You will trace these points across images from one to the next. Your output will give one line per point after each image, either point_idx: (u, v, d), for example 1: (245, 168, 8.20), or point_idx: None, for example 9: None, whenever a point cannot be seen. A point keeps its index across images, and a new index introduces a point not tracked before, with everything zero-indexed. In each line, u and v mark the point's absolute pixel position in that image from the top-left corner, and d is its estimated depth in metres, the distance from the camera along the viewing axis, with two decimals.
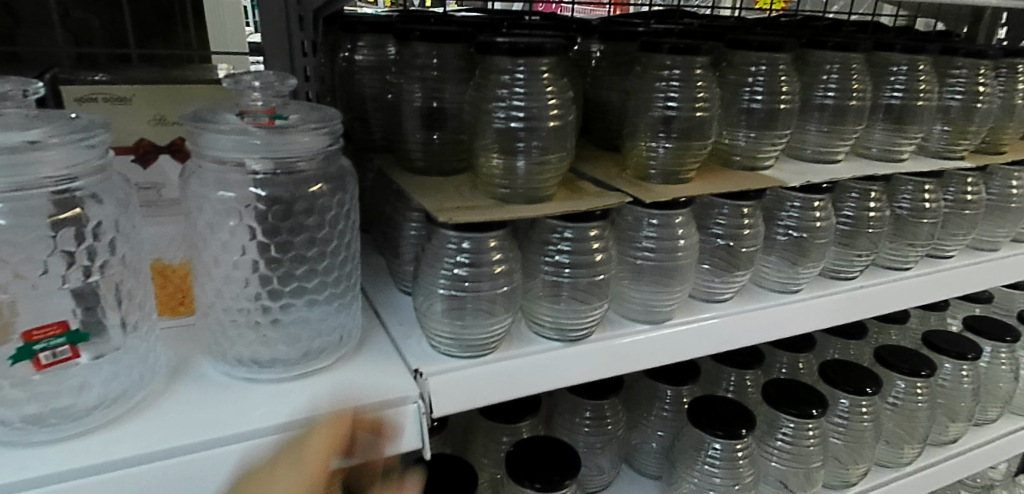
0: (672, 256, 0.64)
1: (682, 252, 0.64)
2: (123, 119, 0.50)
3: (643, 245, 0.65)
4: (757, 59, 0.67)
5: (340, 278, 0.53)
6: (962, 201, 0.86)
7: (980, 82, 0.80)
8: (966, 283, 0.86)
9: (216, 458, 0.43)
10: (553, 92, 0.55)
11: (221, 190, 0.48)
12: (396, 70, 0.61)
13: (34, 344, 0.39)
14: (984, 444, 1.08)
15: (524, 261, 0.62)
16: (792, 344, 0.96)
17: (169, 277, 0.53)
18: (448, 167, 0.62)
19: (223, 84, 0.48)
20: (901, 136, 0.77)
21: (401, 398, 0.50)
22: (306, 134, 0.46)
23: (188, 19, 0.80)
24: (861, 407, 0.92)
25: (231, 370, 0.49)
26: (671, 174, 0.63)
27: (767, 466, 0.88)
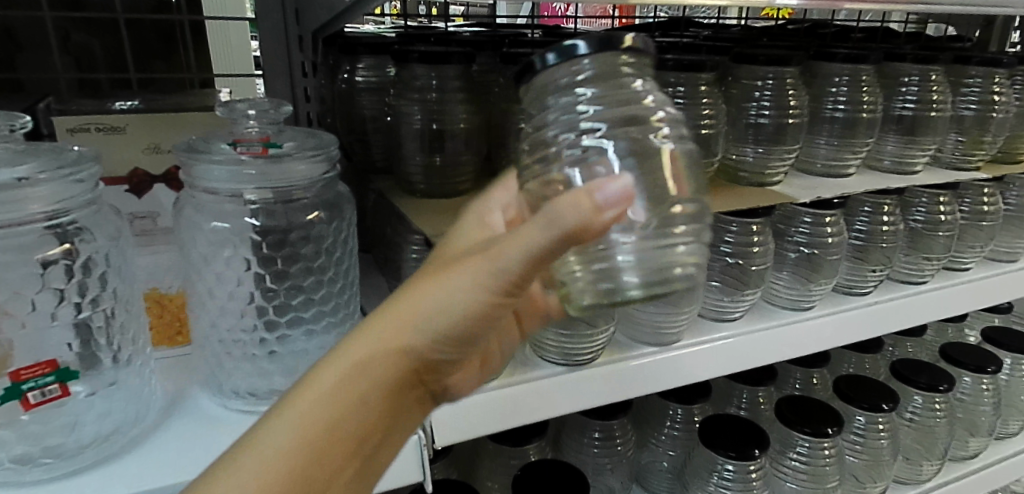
0: None
1: None
2: (116, 149, 0.49)
3: None
4: (764, 73, 0.66)
5: (337, 306, 0.53)
6: (979, 212, 0.84)
7: (996, 90, 0.78)
8: (983, 296, 0.84)
9: None
10: None
11: (215, 221, 0.47)
12: (395, 92, 0.60)
13: (21, 383, 0.38)
14: (1006, 459, 1.06)
15: None
16: (805, 359, 0.94)
17: (165, 306, 0.52)
18: (449, 189, 0.61)
19: (218, 112, 0.47)
20: (915, 148, 0.75)
21: None
22: (302, 163, 0.45)
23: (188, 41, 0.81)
24: (877, 424, 0.89)
25: (228, 402, 0.48)
26: None
27: (781, 485, 0.86)
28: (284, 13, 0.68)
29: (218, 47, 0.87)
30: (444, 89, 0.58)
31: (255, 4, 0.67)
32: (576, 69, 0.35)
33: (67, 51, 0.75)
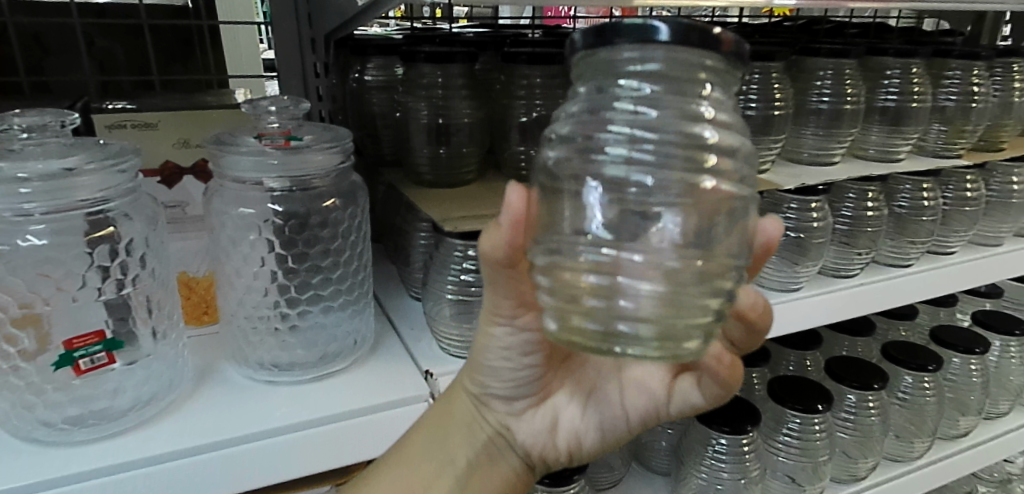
0: None
1: None
2: (150, 144, 0.54)
3: None
4: (750, 68, 0.70)
5: (352, 285, 0.58)
6: (963, 198, 0.88)
7: (975, 82, 0.81)
8: (966, 278, 0.88)
9: (242, 453, 0.47)
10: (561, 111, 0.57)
11: (241, 207, 0.52)
12: (403, 89, 0.64)
13: (74, 351, 0.43)
14: (995, 438, 1.11)
15: None
16: (799, 343, 0.98)
17: (194, 288, 0.57)
18: (455, 179, 0.65)
19: (242, 108, 0.51)
20: (898, 137, 0.78)
21: (413, 397, 0.53)
22: (319, 153, 0.50)
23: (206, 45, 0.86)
24: (868, 402, 0.95)
25: (254, 373, 0.53)
26: None
27: (774, 460, 0.91)
28: (297, 17, 0.72)
29: (232, 49, 0.92)
30: (449, 86, 0.63)
31: (270, 9, 0.71)
32: (638, 61, 0.26)
33: (93, 55, 0.80)
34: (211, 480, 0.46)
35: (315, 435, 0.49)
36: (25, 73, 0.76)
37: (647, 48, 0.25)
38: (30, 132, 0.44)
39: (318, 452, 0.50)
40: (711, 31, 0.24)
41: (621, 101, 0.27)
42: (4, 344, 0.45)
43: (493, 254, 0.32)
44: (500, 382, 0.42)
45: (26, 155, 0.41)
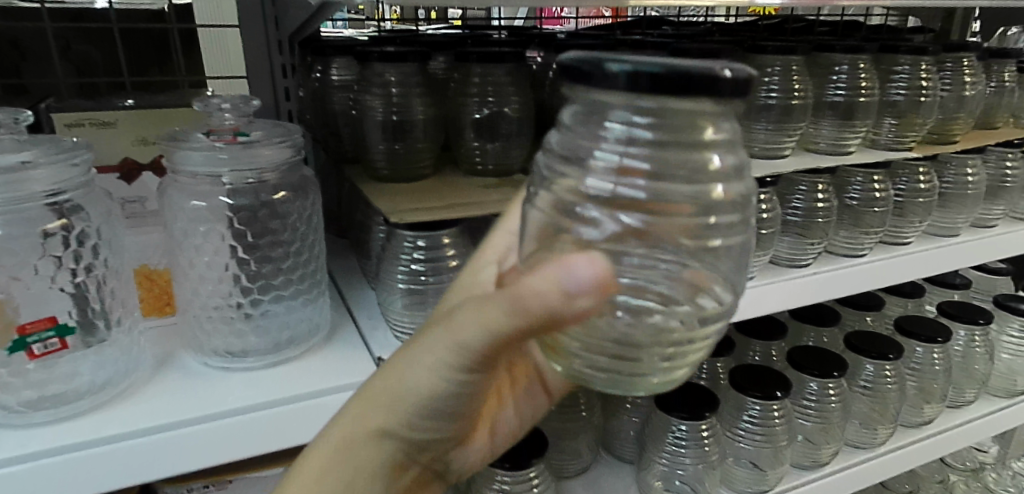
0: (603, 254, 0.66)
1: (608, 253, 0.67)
2: (109, 142, 0.56)
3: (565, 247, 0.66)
4: (698, 66, 0.71)
5: (303, 275, 0.61)
6: (916, 189, 0.90)
7: (923, 77, 0.84)
8: (921, 267, 0.90)
9: (194, 433, 0.49)
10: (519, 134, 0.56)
11: (193, 200, 0.54)
12: (359, 88, 0.66)
13: (27, 336, 0.46)
14: (959, 425, 1.14)
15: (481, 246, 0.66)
16: (764, 333, 1.04)
17: (155, 279, 0.60)
18: (410, 175, 0.67)
19: (192, 106, 0.53)
20: (848, 131, 0.81)
21: (362, 380, 0.56)
22: (269, 148, 0.52)
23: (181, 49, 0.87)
24: (829, 389, 0.98)
25: (208, 359, 0.55)
26: None
27: (736, 447, 0.94)
28: (263, 20, 0.74)
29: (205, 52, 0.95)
30: (403, 84, 0.65)
31: (236, 12, 0.73)
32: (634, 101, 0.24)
33: (68, 58, 0.82)
34: (162, 456, 0.48)
35: (266, 416, 0.52)
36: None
37: (664, 101, 0.22)
38: None
39: (271, 432, 0.52)
40: (722, 77, 0.22)
41: (610, 131, 0.25)
42: None
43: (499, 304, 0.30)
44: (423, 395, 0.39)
45: None
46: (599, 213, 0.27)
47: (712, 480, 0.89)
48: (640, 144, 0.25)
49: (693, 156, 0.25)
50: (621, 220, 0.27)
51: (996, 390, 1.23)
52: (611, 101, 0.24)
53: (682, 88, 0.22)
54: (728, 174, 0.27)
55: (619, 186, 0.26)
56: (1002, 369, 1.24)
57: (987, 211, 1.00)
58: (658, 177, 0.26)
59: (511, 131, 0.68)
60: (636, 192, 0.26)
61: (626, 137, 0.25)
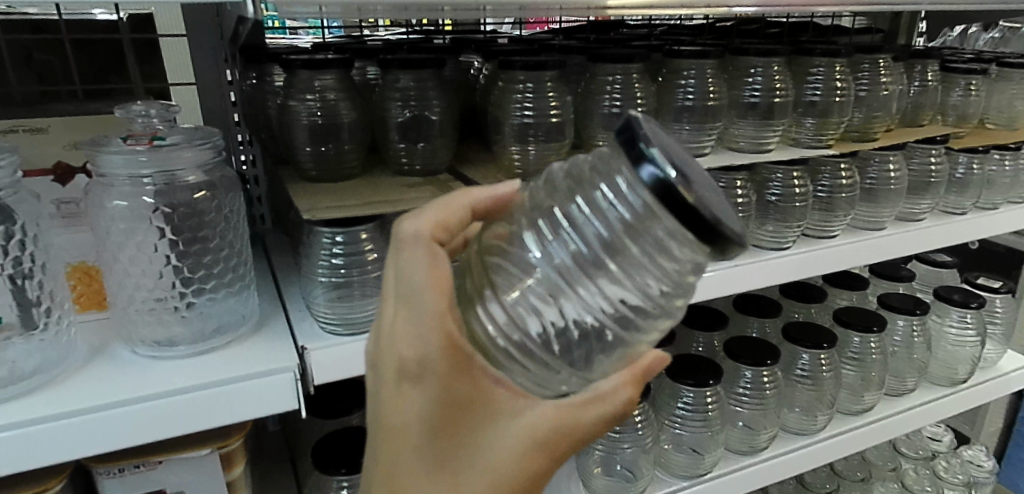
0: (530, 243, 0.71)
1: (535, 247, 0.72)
2: (41, 146, 0.61)
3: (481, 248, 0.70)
4: (612, 70, 0.76)
5: (230, 269, 0.65)
6: (838, 186, 0.95)
7: (837, 78, 0.88)
8: (843, 260, 0.94)
9: (114, 417, 0.53)
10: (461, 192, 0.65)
11: (117, 199, 0.57)
12: (286, 94, 0.70)
13: None
14: (898, 412, 1.19)
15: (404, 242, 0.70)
16: (707, 324, 1.09)
17: (86, 277, 0.63)
18: (336, 177, 0.71)
19: (115, 113, 0.57)
20: (764, 130, 0.85)
21: (280, 368, 0.60)
22: (188, 150, 0.56)
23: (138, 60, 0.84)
24: (763, 377, 1.04)
25: (137, 349, 0.59)
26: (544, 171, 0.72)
27: (671, 433, 1.00)
28: (211, 28, 0.79)
29: None
30: (327, 91, 0.69)
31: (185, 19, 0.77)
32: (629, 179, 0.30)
33: (28, 66, 0.80)
34: (79, 438, 0.52)
35: (184, 401, 0.56)
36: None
37: (663, 206, 0.28)
38: None
39: (190, 415, 0.56)
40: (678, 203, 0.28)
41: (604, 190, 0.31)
42: None
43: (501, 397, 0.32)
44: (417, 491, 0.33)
45: None
46: (557, 260, 0.32)
47: (647, 461, 0.95)
48: (621, 226, 0.31)
49: (656, 268, 0.31)
50: (567, 276, 0.32)
51: (937, 379, 1.28)
52: (621, 177, 0.30)
53: (671, 203, 0.28)
54: (675, 300, 0.33)
55: (577, 236, 0.32)
56: (943, 358, 1.28)
57: (914, 205, 1.04)
58: (615, 254, 0.31)
59: (433, 134, 0.72)
60: (585, 249, 0.32)
61: (618, 205, 0.30)
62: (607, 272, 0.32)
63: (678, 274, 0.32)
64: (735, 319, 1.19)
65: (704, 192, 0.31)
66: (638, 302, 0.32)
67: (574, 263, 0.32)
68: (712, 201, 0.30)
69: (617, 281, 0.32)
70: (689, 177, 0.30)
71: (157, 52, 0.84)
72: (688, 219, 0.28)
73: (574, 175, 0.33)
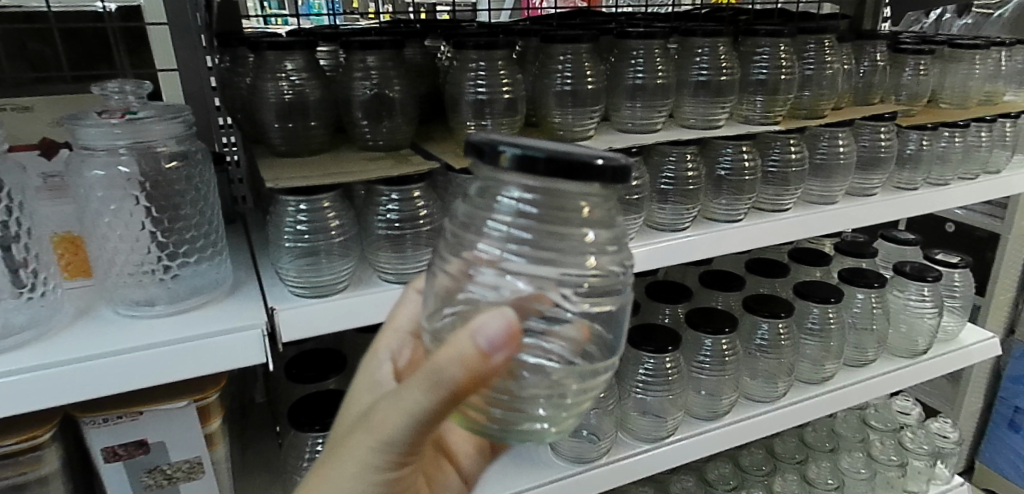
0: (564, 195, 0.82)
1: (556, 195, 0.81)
2: (27, 123, 0.66)
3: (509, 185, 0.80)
4: (563, 52, 0.81)
5: (205, 237, 0.70)
6: (788, 160, 1.00)
7: (782, 57, 0.93)
8: (793, 231, 0.99)
9: (94, 365, 0.58)
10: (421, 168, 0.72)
11: (92, 169, 0.62)
12: (255, 76, 0.75)
13: None
14: (859, 381, 1.23)
15: (367, 212, 0.75)
16: (672, 296, 1.14)
17: (69, 246, 0.67)
18: (303, 152, 0.76)
19: (92, 90, 0.62)
20: (712, 106, 0.90)
21: (248, 324, 0.65)
22: (160, 124, 0.62)
23: (122, 49, 0.84)
24: (722, 345, 1.09)
25: (117, 309, 0.64)
26: None
27: (633, 399, 1.05)
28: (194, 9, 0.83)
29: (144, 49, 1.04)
30: (293, 73, 0.75)
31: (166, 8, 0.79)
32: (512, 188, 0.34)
33: (23, 56, 0.82)
34: (62, 387, 0.58)
35: (160, 352, 0.61)
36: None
37: (538, 177, 0.32)
38: None
39: (164, 366, 0.61)
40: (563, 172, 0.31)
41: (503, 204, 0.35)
42: None
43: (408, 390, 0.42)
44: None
45: None
46: (493, 256, 0.35)
47: (610, 423, 1.00)
48: (526, 211, 0.34)
49: (569, 229, 0.35)
50: (506, 269, 0.35)
51: (898, 350, 1.32)
52: (502, 176, 0.34)
53: (548, 169, 0.31)
54: (599, 250, 0.36)
55: (509, 236, 0.35)
56: (904, 330, 1.33)
57: (865, 181, 1.10)
58: (540, 233, 0.35)
59: (395, 111, 0.77)
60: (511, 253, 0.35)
61: (512, 211, 0.34)
62: (542, 251, 0.35)
63: (581, 229, 0.35)
64: (701, 293, 1.24)
65: (575, 150, 0.34)
66: (572, 260, 0.36)
67: (502, 267, 0.35)
68: (585, 151, 0.34)
69: (550, 254, 0.35)
70: (552, 147, 0.34)
71: (146, 42, 0.84)
72: (572, 174, 0.31)
73: (473, 203, 0.37)
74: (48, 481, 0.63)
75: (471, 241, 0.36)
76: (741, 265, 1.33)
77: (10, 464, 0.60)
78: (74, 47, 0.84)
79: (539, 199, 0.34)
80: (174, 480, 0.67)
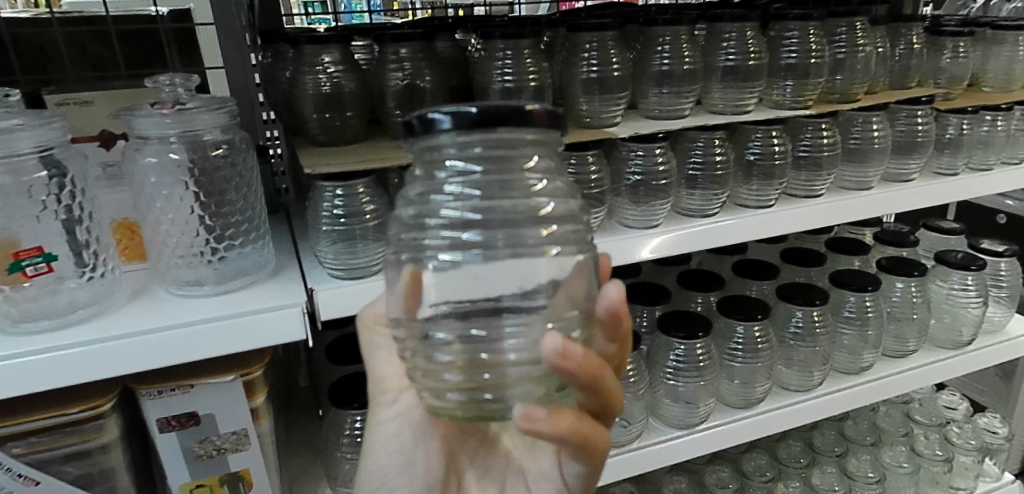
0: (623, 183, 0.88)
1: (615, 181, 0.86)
2: (88, 116, 0.72)
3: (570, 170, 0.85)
4: (588, 40, 0.83)
5: (250, 222, 0.74)
6: (819, 145, 0.99)
7: (811, 41, 0.93)
8: (827, 216, 0.98)
9: (149, 338, 0.62)
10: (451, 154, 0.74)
11: (148, 156, 0.67)
12: (295, 70, 0.80)
13: (22, 260, 0.60)
14: (900, 371, 1.21)
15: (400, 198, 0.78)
16: (704, 284, 1.14)
17: (127, 232, 0.73)
18: (340, 142, 0.80)
19: (146, 83, 0.67)
20: (741, 92, 0.90)
21: (290, 303, 0.68)
22: (207, 114, 0.66)
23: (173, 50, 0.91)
24: (755, 333, 1.09)
25: (170, 289, 0.69)
26: None
27: (665, 385, 1.06)
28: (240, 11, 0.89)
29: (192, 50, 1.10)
30: (330, 66, 0.79)
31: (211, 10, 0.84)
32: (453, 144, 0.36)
33: (85, 59, 0.90)
34: (120, 360, 0.62)
35: (208, 327, 0.64)
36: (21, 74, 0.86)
37: (477, 132, 0.34)
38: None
39: (213, 340, 0.65)
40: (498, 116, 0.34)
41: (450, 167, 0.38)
42: None
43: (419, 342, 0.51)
44: (396, 475, 0.53)
45: None
46: (452, 218, 0.38)
47: (641, 408, 1.01)
48: (474, 170, 0.37)
49: (520, 179, 0.38)
50: (465, 227, 0.38)
51: (941, 341, 1.29)
52: (437, 141, 0.36)
53: (484, 122, 0.34)
54: (550, 195, 0.39)
55: (465, 196, 0.38)
56: (947, 321, 1.29)
57: (902, 166, 1.08)
58: (491, 187, 0.38)
59: (426, 101, 0.80)
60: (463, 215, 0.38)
61: (456, 175, 0.38)
62: (499, 203, 0.38)
63: (528, 172, 0.38)
64: (734, 282, 1.23)
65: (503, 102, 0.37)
66: (530, 209, 0.39)
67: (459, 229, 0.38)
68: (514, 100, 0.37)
69: (507, 204, 0.38)
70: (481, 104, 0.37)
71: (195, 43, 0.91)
72: (506, 121, 0.34)
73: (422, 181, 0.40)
74: (110, 449, 0.68)
75: (428, 214, 0.39)
76: (775, 254, 1.32)
77: (76, 431, 0.65)
78: (128, 47, 0.92)
79: (484, 155, 0.37)
80: (223, 451, 0.71)
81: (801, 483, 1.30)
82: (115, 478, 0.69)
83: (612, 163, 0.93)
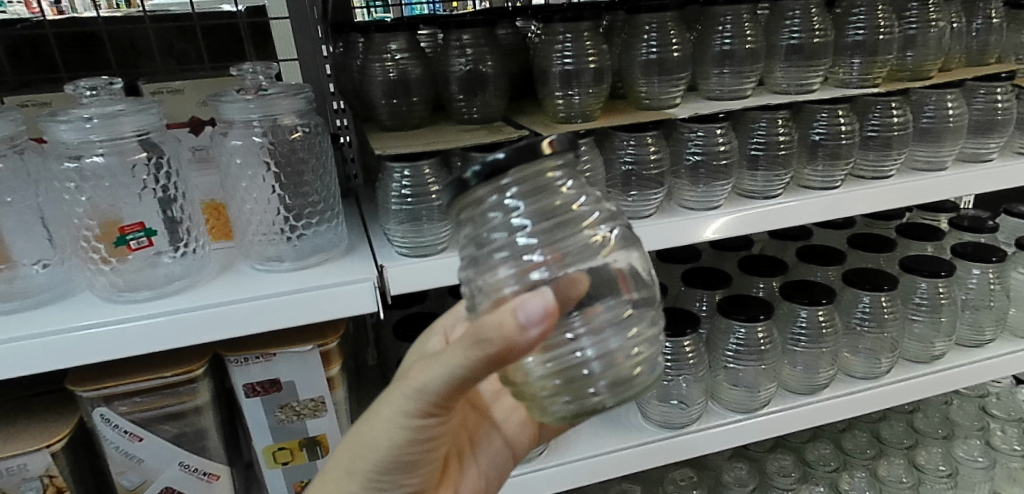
0: (680, 185, 0.90)
1: (663, 165, 0.87)
2: (181, 104, 0.78)
3: (626, 155, 0.87)
4: (648, 23, 0.84)
5: (325, 207, 0.78)
6: (889, 124, 0.97)
7: (879, 17, 0.91)
8: (897, 199, 0.95)
9: (234, 308, 0.67)
10: (511, 134, 0.77)
11: (233, 140, 0.72)
12: (364, 57, 0.83)
13: (127, 234, 0.66)
14: (977, 361, 1.16)
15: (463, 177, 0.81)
16: (767, 269, 1.12)
17: (216, 213, 0.79)
18: (406, 126, 0.83)
19: (231, 72, 0.72)
20: (806, 71, 0.89)
21: (362, 278, 0.72)
22: (287, 99, 0.71)
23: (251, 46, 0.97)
24: (819, 318, 1.07)
25: (255, 264, 0.74)
26: (587, 113, 0.80)
27: (725, 369, 1.05)
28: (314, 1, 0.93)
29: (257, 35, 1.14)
30: (399, 52, 0.83)
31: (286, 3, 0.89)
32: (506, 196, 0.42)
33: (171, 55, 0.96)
34: (203, 330, 0.67)
35: (290, 299, 0.69)
36: (117, 68, 0.94)
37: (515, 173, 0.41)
38: (92, 90, 0.65)
39: (292, 312, 0.69)
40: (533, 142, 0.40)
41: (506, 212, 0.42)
42: (92, 252, 0.67)
43: (515, 339, 0.39)
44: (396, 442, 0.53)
45: (92, 104, 0.64)
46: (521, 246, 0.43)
47: (699, 391, 1.01)
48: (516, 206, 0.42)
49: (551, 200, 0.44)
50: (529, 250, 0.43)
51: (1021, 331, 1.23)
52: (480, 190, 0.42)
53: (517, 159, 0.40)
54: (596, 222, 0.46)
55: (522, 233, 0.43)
56: None
57: (981, 145, 1.03)
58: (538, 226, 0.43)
59: (488, 85, 0.82)
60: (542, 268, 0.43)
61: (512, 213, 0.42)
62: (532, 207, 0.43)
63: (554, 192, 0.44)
64: (798, 267, 1.21)
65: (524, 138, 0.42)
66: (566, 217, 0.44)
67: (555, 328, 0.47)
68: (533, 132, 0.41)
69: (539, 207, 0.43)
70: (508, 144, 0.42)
71: (270, 37, 0.97)
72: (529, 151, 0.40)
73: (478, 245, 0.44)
74: (203, 411, 0.73)
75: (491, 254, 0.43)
76: (841, 240, 1.29)
77: (173, 392, 0.71)
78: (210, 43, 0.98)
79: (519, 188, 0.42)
80: (302, 416, 0.76)
81: (868, 474, 1.26)
82: (206, 439, 0.74)
83: (672, 144, 0.93)
